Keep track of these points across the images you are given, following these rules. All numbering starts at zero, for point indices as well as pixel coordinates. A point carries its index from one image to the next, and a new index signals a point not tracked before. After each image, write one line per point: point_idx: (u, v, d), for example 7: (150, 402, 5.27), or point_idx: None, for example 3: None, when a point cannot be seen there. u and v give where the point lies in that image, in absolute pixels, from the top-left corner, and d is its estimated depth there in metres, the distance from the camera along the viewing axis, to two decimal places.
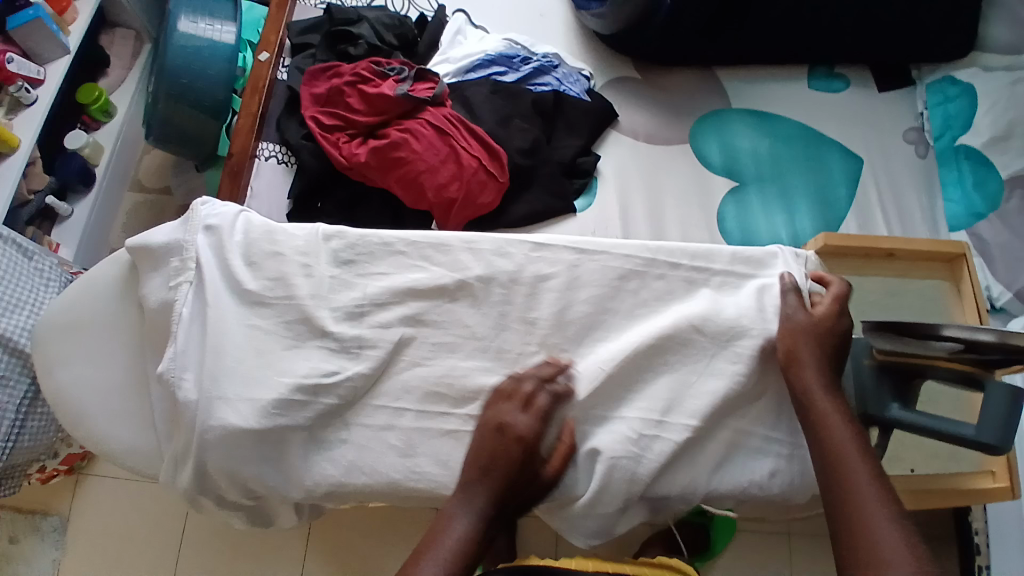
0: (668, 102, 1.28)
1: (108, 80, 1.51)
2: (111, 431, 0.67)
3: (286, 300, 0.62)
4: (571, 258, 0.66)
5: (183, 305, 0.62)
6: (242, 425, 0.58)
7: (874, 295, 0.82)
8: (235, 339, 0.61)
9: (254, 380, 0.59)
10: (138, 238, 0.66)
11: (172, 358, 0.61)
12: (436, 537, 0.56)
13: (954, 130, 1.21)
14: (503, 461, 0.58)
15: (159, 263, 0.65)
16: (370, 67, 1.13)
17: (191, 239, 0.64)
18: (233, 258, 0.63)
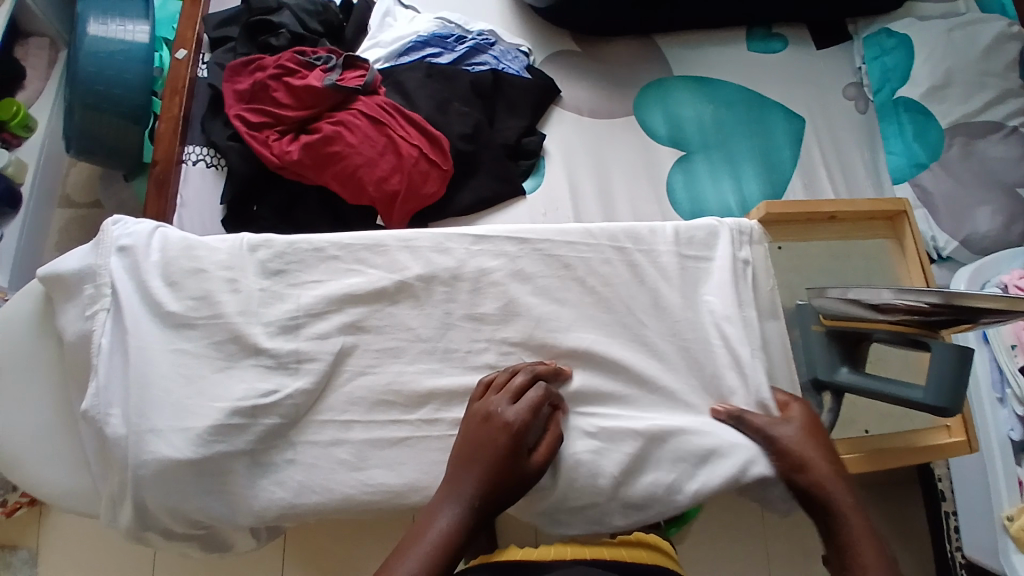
0: (611, 74, 1.26)
1: (19, 91, 1.41)
2: (44, 475, 0.63)
3: (213, 320, 0.58)
4: (513, 249, 0.64)
5: (101, 336, 0.58)
6: (177, 457, 0.54)
7: (818, 261, 0.82)
8: (160, 366, 0.57)
9: (187, 409, 0.56)
10: (47, 268, 0.60)
11: (95, 394, 0.56)
12: (420, 535, 0.52)
13: (891, 83, 1.22)
14: (488, 449, 0.55)
15: (72, 293, 0.60)
16: (294, 58, 1.07)
17: (104, 263, 0.59)
18: (153, 279, 0.59)
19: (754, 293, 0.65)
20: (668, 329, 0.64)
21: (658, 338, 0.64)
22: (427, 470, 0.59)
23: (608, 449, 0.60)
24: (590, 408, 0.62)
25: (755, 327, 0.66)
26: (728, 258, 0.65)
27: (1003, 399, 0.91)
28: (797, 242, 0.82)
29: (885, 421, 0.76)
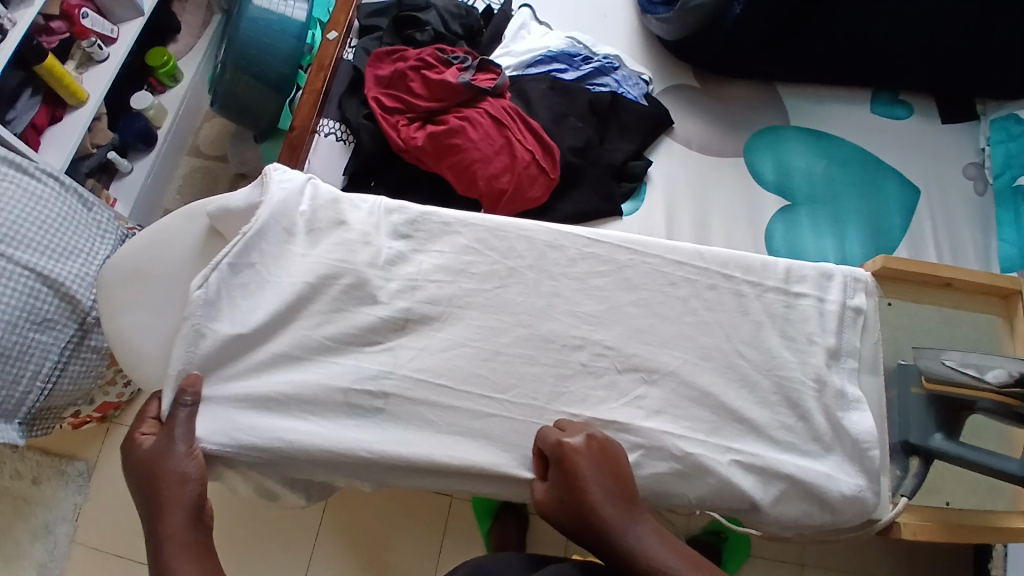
0: (726, 114, 1.27)
1: (177, 47, 1.56)
2: (156, 372, 0.71)
3: (304, 271, 0.66)
4: (622, 258, 0.69)
5: (226, 256, 0.64)
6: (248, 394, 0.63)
7: (927, 325, 0.80)
8: (262, 293, 0.66)
9: (266, 329, 0.65)
10: (217, 205, 0.68)
11: (214, 299, 0.64)
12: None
13: (1013, 171, 1.18)
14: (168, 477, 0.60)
15: (240, 225, 0.68)
16: (435, 54, 1.15)
17: (267, 198, 0.66)
18: (298, 225, 0.68)
19: (859, 340, 0.67)
20: (760, 358, 0.66)
21: (747, 365, 0.66)
22: (505, 447, 0.63)
23: (678, 461, 0.63)
24: (671, 422, 0.64)
25: (846, 375, 0.66)
26: (837, 304, 0.67)
27: None
28: (908, 302, 0.82)
29: (965, 498, 0.75)
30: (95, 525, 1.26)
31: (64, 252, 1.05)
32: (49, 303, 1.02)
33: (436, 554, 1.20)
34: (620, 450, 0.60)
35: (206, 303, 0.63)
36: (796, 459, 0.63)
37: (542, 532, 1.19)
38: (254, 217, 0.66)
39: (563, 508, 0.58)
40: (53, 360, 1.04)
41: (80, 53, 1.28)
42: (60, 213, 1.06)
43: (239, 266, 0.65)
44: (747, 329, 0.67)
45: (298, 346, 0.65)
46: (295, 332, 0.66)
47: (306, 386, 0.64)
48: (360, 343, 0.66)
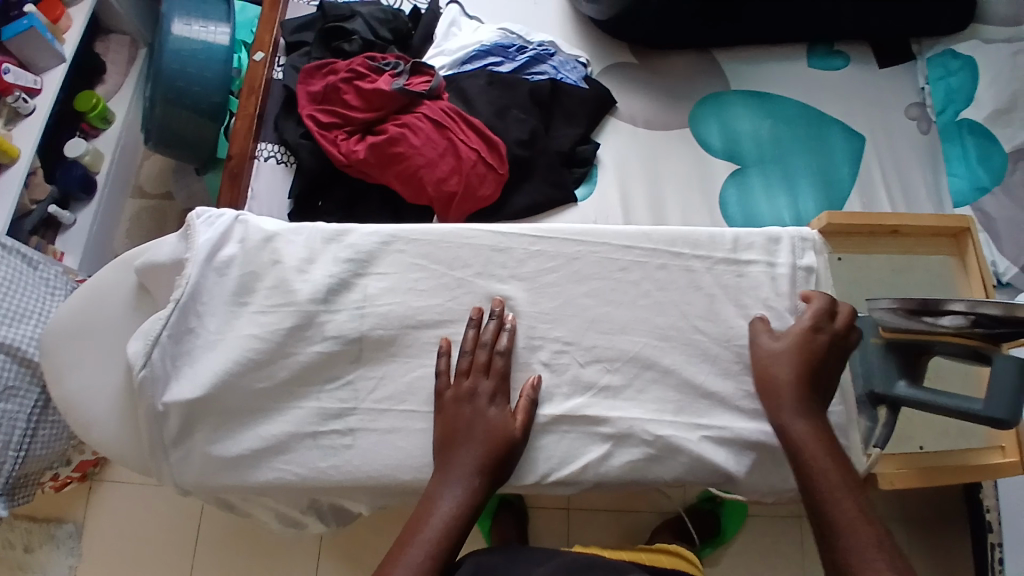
0: (668, 86, 1.27)
1: (103, 87, 1.50)
2: (105, 432, 0.68)
3: (246, 323, 0.64)
4: (571, 250, 0.68)
5: (163, 328, 0.63)
6: (222, 453, 0.64)
7: (882, 275, 0.81)
8: (206, 354, 0.64)
9: (214, 389, 0.63)
10: (144, 261, 0.66)
11: (165, 371, 0.64)
12: (427, 515, 0.58)
13: (956, 104, 1.20)
14: (473, 422, 0.61)
15: (171, 279, 0.66)
16: (364, 63, 1.12)
17: (191, 252, 0.64)
18: (228, 277, 0.65)
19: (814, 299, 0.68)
20: (719, 332, 0.66)
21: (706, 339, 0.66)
22: None
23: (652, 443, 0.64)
24: (639, 408, 0.65)
25: None
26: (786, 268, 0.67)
27: None
28: (858, 255, 0.82)
29: (939, 441, 0.76)
30: None
31: (15, 315, 1.00)
32: (7, 370, 0.98)
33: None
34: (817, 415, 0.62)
35: (157, 378, 0.63)
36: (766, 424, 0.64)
37: (545, 521, 1.18)
38: (182, 280, 0.63)
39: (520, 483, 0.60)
40: (22, 427, 0.99)
41: (6, 109, 1.22)
42: (6, 275, 1.01)
43: (178, 333, 0.64)
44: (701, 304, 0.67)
45: (253, 398, 0.64)
46: (254, 383, 0.64)
47: (274, 436, 0.64)
48: (318, 381, 0.65)
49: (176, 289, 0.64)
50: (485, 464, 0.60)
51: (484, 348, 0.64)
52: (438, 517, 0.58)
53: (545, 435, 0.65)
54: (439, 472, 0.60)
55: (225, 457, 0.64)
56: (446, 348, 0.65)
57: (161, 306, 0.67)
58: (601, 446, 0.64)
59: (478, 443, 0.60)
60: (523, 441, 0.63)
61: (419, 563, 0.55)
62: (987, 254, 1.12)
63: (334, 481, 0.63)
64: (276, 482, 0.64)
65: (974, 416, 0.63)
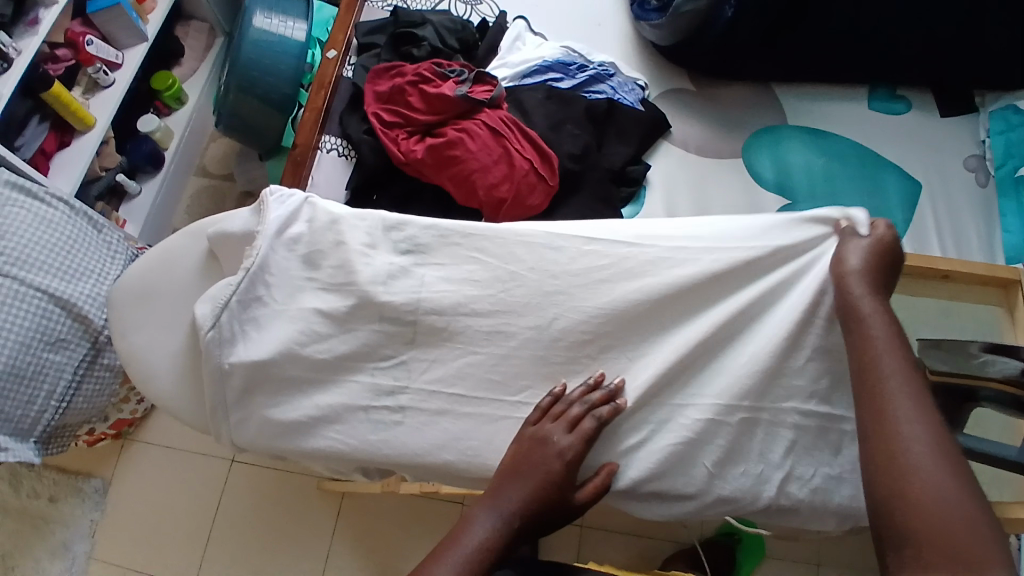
0: (723, 116, 1.28)
1: (181, 70, 1.60)
2: (159, 385, 0.72)
3: (311, 298, 0.66)
4: (623, 251, 0.68)
5: (234, 292, 0.66)
6: (281, 419, 0.65)
7: (925, 317, 0.81)
8: (272, 323, 0.66)
9: (276, 357, 0.65)
10: (217, 230, 0.71)
11: (234, 334, 0.66)
12: (464, 532, 0.61)
13: (1015, 159, 1.19)
14: (541, 469, 0.61)
15: (238, 250, 0.70)
16: (432, 68, 1.17)
17: (262, 224, 0.67)
18: (294, 253, 0.68)
19: None
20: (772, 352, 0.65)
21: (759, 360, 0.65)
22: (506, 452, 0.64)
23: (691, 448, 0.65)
24: (682, 418, 0.64)
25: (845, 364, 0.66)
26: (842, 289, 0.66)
27: None
28: (905, 295, 0.82)
29: None
30: (115, 541, 1.28)
31: (75, 272, 1.08)
32: (62, 324, 1.05)
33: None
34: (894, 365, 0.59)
35: (226, 340, 0.66)
36: (801, 440, 0.66)
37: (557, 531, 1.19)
38: (252, 251, 0.66)
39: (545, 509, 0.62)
40: (67, 379, 1.06)
41: (86, 79, 1.32)
42: (72, 235, 1.09)
43: (246, 299, 0.66)
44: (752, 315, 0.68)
45: (312, 369, 0.65)
46: (314, 353, 0.65)
47: (328, 407, 0.65)
48: (372, 359, 0.66)
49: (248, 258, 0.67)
50: (529, 510, 0.61)
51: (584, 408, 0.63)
52: (471, 540, 0.61)
53: None
54: (488, 498, 0.62)
55: (280, 424, 0.65)
56: (559, 391, 0.64)
57: (230, 274, 0.71)
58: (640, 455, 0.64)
59: (534, 488, 0.61)
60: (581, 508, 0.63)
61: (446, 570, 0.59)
62: None
63: (382, 458, 0.64)
64: (323, 453, 0.65)
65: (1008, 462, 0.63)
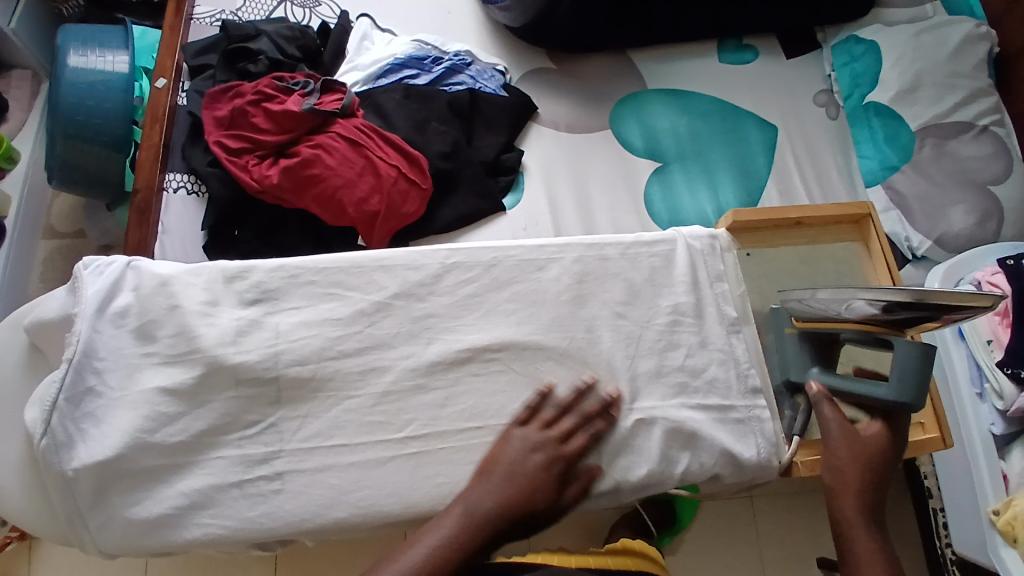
0: (587, 89, 1.28)
1: (7, 125, 1.43)
2: (3, 499, 0.61)
3: (151, 376, 0.59)
4: (487, 258, 0.67)
5: (60, 391, 0.57)
6: (148, 518, 0.57)
7: (787, 266, 0.83)
8: (112, 413, 0.58)
9: (127, 452, 0.57)
10: (32, 319, 0.61)
11: (66, 435, 0.57)
12: (423, 536, 0.55)
13: (861, 88, 1.25)
14: (521, 467, 0.59)
15: (62, 337, 0.61)
16: (272, 84, 1.08)
17: (77, 306, 0.59)
18: (125, 332, 0.60)
19: (733, 296, 0.70)
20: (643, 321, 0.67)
21: (629, 339, 0.67)
22: (413, 491, 0.60)
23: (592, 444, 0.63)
24: (577, 414, 0.64)
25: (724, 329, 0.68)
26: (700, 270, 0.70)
27: (982, 393, 0.99)
28: (766, 249, 0.83)
29: None
30: None
31: None
32: None
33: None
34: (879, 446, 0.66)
35: (61, 446, 0.57)
36: (705, 414, 0.65)
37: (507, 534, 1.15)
38: (71, 338, 0.57)
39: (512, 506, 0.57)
40: None
41: None
42: None
43: (76, 394, 0.58)
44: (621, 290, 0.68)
45: (166, 455, 0.58)
46: (168, 438, 0.58)
47: (195, 497, 0.57)
48: (235, 429, 0.60)
49: (69, 347, 0.58)
50: (502, 512, 0.57)
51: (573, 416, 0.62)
52: (431, 540, 0.55)
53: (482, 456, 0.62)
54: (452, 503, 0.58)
55: (146, 528, 0.57)
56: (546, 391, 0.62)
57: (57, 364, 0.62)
58: None
59: (509, 482, 0.58)
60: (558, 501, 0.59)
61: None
62: (901, 230, 1.15)
63: (268, 531, 0.58)
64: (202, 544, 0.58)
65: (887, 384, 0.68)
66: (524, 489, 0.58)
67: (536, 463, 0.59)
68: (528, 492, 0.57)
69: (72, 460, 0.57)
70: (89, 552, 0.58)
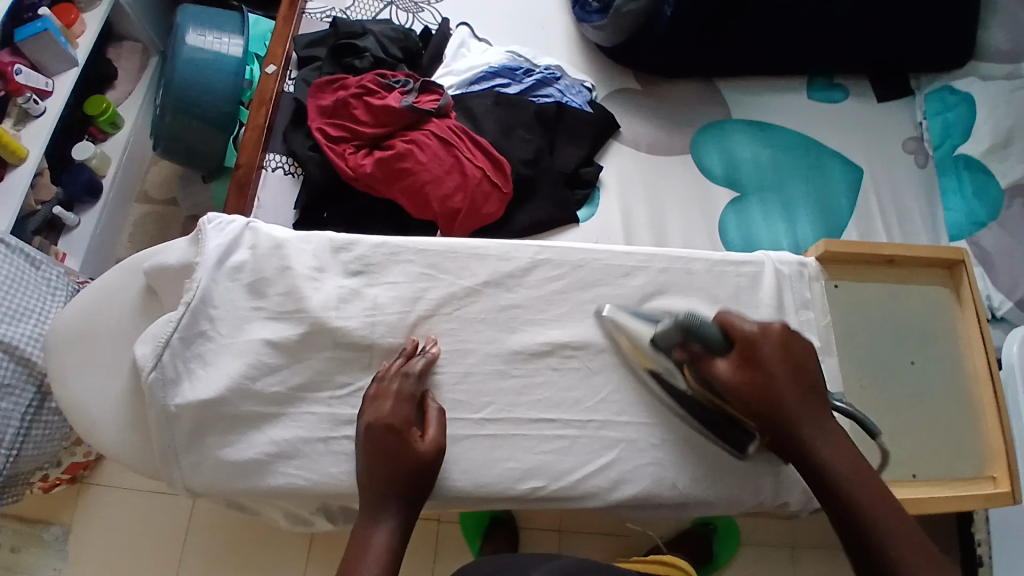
0: (669, 112, 1.30)
1: (114, 93, 1.53)
2: (100, 426, 0.66)
3: (259, 328, 0.64)
4: (574, 259, 0.70)
5: (174, 331, 0.62)
6: (237, 459, 0.62)
7: (873, 302, 0.80)
8: (220, 358, 0.63)
9: (228, 397, 0.62)
10: (153, 262, 0.66)
11: (167, 374, 0.61)
12: (356, 558, 0.54)
13: (953, 139, 1.23)
14: (396, 451, 0.59)
15: (178, 284, 0.66)
16: (375, 80, 1.15)
17: (200, 255, 0.64)
18: (238, 288, 0.65)
19: (813, 322, 0.74)
20: None
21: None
22: (489, 467, 0.65)
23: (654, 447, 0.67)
24: (642, 418, 0.68)
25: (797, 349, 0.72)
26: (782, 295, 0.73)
27: None
28: (853, 282, 0.80)
29: (932, 466, 0.76)
30: None
31: (14, 315, 1.05)
32: (5, 368, 1.03)
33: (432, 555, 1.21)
34: (805, 347, 0.64)
35: (166, 385, 0.61)
36: None
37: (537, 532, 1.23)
38: (192, 285, 0.63)
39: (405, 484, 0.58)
40: (15, 424, 1.05)
41: (16, 109, 1.24)
42: (9, 275, 1.06)
43: (189, 336, 0.63)
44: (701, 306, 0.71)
45: (264, 404, 0.63)
46: (268, 389, 0.63)
47: (284, 447, 0.62)
48: (327, 387, 0.64)
49: (187, 292, 0.63)
50: (406, 493, 0.58)
51: (404, 378, 0.63)
52: (372, 548, 0.55)
53: (552, 448, 0.66)
54: (367, 512, 0.57)
55: (234, 470, 0.62)
56: (405, 367, 0.64)
57: (169, 309, 0.67)
58: (611, 468, 0.66)
59: (395, 470, 0.58)
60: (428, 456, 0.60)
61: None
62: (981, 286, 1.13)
63: (346, 487, 0.62)
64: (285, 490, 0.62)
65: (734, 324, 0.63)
66: (399, 469, 0.58)
67: (391, 444, 0.59)
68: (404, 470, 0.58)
69: (175, 396, 0.62)
70: (179, 488, 0.63)
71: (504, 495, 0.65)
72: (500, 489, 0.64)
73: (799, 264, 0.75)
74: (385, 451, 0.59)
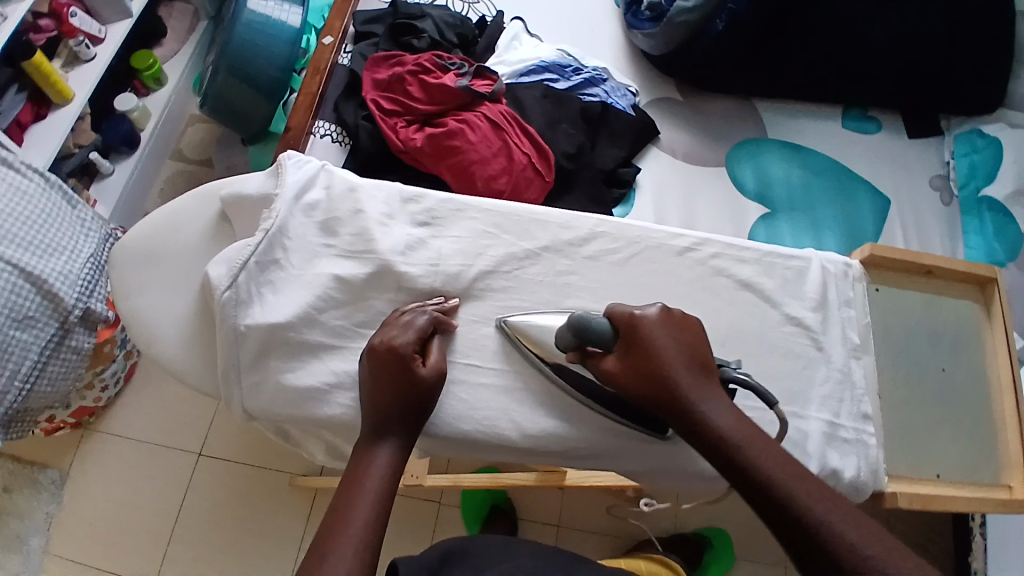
0: (707, 126, 1.33)
1: (161, 50, 1.55)
2: (153, 344, 0.69)
3: (327, 264, 0.67)
4: (630, 235, 0.75)
5: (251, 255, 0.66)
6: (297, 385, 0.65)
7: (910, 308, 0.83)
8: (290, 286, 0.66)
9: (294, 324, 0.65)
10: (231, 191, 0.70)
11: (239, 293, 0.65)
12: (363, 476, 0.57)
13: (977, 180, 1.27)
14: (397, 376, 0.62)
15: (253, 213, 0.70)
16: (432, 59, 1.18)
17: (280, 188, 0.68)
18: (311, 223, 0.69)
19: (852, 315, 0.77)
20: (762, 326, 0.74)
21: (748, 333, 0.73)
22: (531, 420, 0.68)
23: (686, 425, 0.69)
24: None
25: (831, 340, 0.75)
26: (820, 288, 0.76)
27: None
28: (893, 289, 0.84)
29: (957, 469, 0.78)
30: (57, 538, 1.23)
31: (48, 249, 1.03)
32: (31, 300, 1.00)
33: (432, 528, 1.22)
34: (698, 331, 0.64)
35: (237, 305, 0.65)
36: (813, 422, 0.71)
37: (536, 520, 1.24)
38: (271, 214, 0.67)
39: (403, 408, 0.61)
40: (33, 359, 1.02)
41: (67, 52, 1.27)
42: (46, 210, 1.05)
43: (264, 262, 0.66)
44: (744, 295, 0.75)
45: (329, 335, 0.66)
46: (332, 322, 0.66)
47: (342, 379, 0.65)
48: None
49: (264, 221, 0.67)
50: (404, 416, 0.61)
51: (418, 314, 0.66)
52: (375, 469, 0.58)
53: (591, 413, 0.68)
54: (370, 435, 0.60)
55: (290, 396, 0.65)
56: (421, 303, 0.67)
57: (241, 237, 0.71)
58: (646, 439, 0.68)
59: (394, 395, 0.61)
60: (429, 383, 0.63)
61: (352, 543, 0.52)
62: None
63: None
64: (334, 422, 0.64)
65: (620, 311, 0.64)
66: (400, 392, 0.61)
67: (394, 369, 0.62)
68: (406, 397, 0.61)
69: (244, 319, 0.65)
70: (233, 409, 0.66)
71: (543, 450, 0.68)
72: (540, 445, 0.68)
73: (838, 262, 0.79)
74: (387, 375, 0.62)
